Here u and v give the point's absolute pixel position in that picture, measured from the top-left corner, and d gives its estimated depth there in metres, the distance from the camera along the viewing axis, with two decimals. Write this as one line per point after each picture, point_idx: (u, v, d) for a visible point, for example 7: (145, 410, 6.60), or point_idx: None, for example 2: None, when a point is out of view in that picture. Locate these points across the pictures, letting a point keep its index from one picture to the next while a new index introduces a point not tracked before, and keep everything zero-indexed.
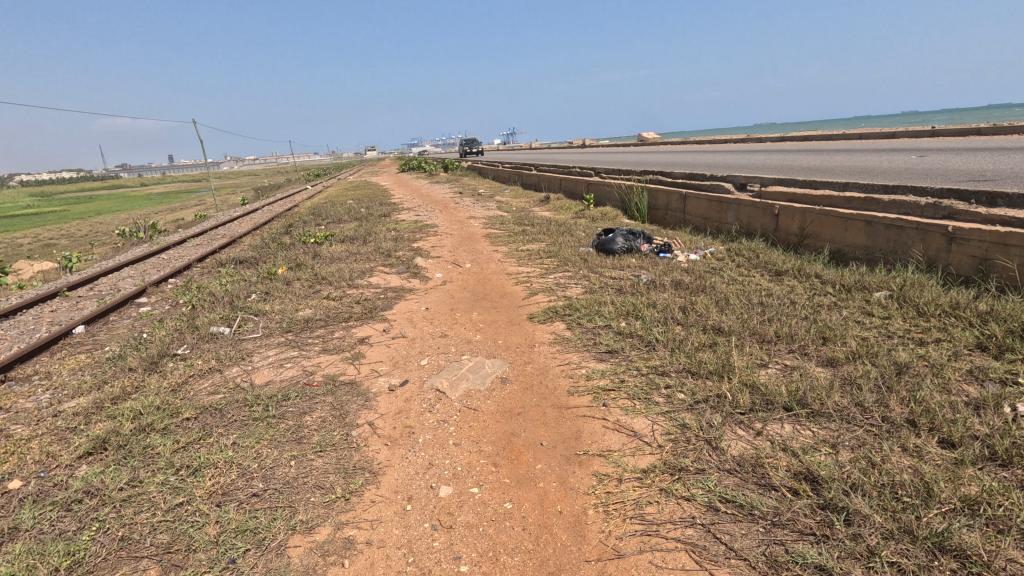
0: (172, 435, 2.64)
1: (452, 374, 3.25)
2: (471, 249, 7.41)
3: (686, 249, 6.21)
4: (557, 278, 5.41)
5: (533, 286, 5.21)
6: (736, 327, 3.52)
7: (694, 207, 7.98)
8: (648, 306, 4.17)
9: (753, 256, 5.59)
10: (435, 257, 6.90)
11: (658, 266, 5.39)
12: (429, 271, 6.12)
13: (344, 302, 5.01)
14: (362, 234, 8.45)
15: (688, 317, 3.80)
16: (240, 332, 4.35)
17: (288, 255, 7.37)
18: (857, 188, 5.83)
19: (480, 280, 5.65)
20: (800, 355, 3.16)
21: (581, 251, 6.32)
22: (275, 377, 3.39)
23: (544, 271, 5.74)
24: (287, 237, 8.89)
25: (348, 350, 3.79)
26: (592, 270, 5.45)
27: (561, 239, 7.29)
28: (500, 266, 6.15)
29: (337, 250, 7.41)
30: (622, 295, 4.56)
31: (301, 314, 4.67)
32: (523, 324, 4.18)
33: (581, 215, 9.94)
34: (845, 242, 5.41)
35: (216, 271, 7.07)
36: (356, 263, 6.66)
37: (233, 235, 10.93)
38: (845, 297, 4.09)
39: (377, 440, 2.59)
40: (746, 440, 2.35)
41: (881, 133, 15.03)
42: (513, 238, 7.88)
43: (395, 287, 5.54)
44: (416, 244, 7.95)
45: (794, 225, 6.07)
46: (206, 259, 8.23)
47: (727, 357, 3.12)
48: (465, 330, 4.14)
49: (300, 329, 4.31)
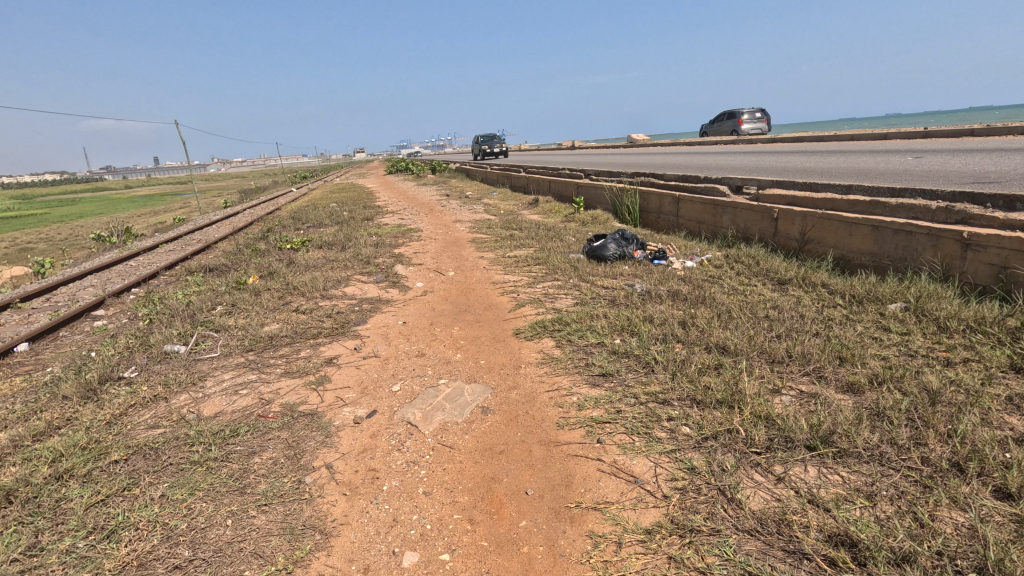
0: (92, 485, 2.24)
1: (426, 404, 2.87)
2: (455, 255, 7.05)
3: (681, 255, 5.88)
4: (546, 288, 5.05)
5: (520, 296, 4.86)
6: (743, 346, 3.18)
7: (687, 211, 7.67)
8: (645, 320, 3.83)
9: (753, 263, 5.27)
10: (417, 264, 6.52)
11: (653, 274, 5.06)
12: (410, 280, 5.74)
13: (315, 315, 4.62)
14: (341, 239, 8.06)
15: (689, 334, 3.46)
16: (196, 351, 3.94)
17: (261, 262, 6.95)
18: (860, 191, 5.54)
19: (464, 290, 5.28)
20: (817, 380, 2.83)
21: (571, 258, 5.97)
22: (228, 405, 3.00)
23: (531, 279, 5.38)
24: (263, 242, 8.45)
25: (313, 373, 3.41)
26: (583, 279, 5.11)
27: (551, 244, 6.94)
28: (485, 274, 5.79)
29: (314, 257, 7.01)
30: (616, 307, 4.21)
31: (266, 330, 4.28)
32: (508, 341, 3.81)
33: (570, 218, 9.61)
34: (850, 248, 5.11)
35: (184, 281, 6.64)
36: (331, 270, 6.27)
37: (207, 240, 10.46)
38: (856, 310, 3.78)
39: (335, 488, 2.22)
40: (766, 491, 2.00)
41: (872, 134, 14.88)
42: (500, 244, 7.52)
43: (372, 298, 5.15)
44: (397, 250, 7.55)
45: (795, 230, 5.77)
46: (175, 266, 7.78)
47: (736, 384, 2.77)
48: (444, 348, 3.77)
49: (263, 347, 3.92)
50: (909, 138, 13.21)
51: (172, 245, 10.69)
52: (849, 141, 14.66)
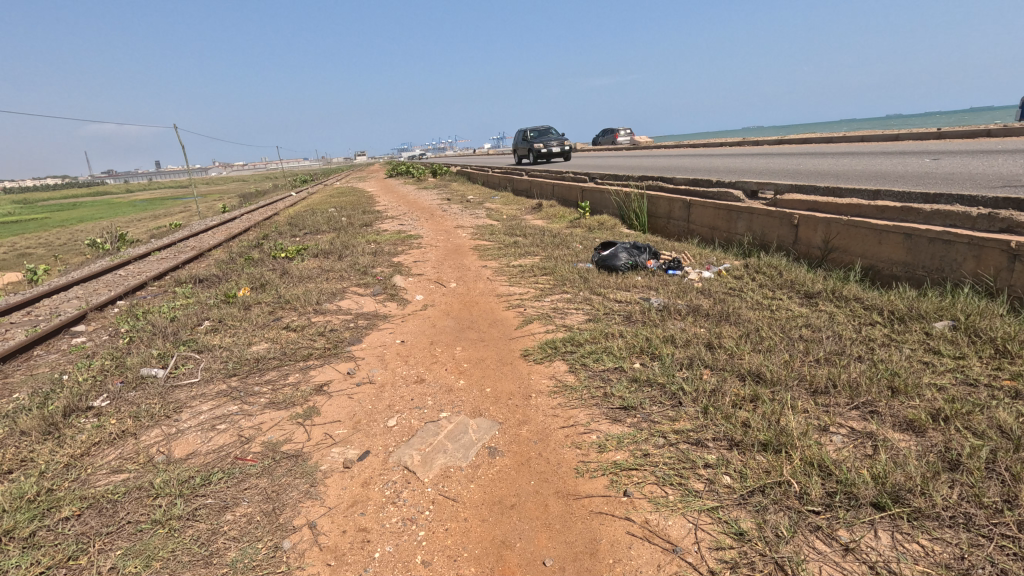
0: (33, 551, 1.91)
1: (426, 444, 2.53)
2: (457, 264, 6.71)
3: (697, 265, 5.55)
4: (555, 302, 4.71)
5: (528, 312, 4.51)
6: (781, 374, 2.84)
7: (699, 217, 7.34)
8: (666, 341, 3.49)
9: (775, 274, 4.94)
10: (416, 274, 6.19)
11: (670, 288, 4.71)
12: (408, 293, 5.41)
13: (307, 333, 4.28)
14: (338, 248, 7.73)
15: (718, 358, 3.11)
16: (175, 376, 3.61)
17: (253, 272, 6.63)
18: (888, 196, 5.20)
19: (467, 303, 4.94)
20: (870, 415, 2.49)
21: (580, 269, 5.63)
22: (203, 444, 2.66)
23: (538, 292, 5.04)
24: (257, 250, 8.12)
25: (301, 404, 3.07)
26: (594, 293, 4.77)
27: (558, 253, 6.59)
28: (489, 286, 5.44)
29: (308, 267, 6.68)
30: (633, 326, 3.87)
31: (253, 351, 3.94)
32: (516, 364, 3.48)
33: (576, 224, 9.27)
34: (880, 257, 4.78)
35: (172, 293, 6.31)
36: (326, 282, 5.94)
37: (201, 247, 10.13)
38: (898, 328, 3.44)
39: (318, 556, 1.88)
40: (834, 567, 1.67)
41: (883, 135, 14.49)
42: (504, 252, 7.18)
43: (369, 313, 4.80)
44: (397, 259, 7.21)
45: (818, 238, 5.43)
46: (164, 277, 7.45)
47: (779, 422, 2.44)
48: (445, 372, 3.43)
49: (248, 371, 3.58)
50: (922, 138, 12.85)
51: (164, 253, 10.35)
52: (859, 141, 14.29)
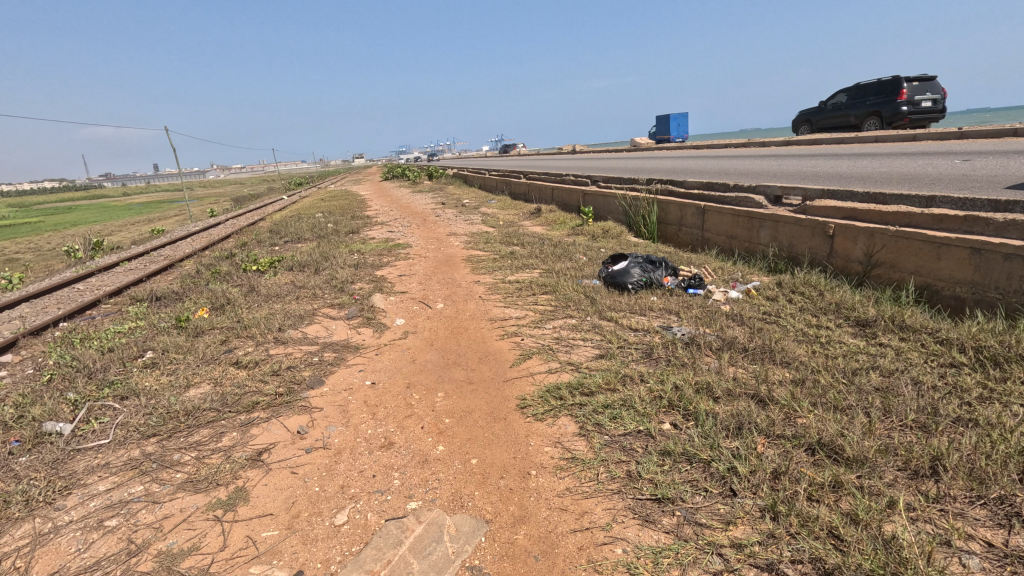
0: None
1: (382, 564, 1.81)
2: (446, 278, 5.99)
3: (721, 282, 4.82)
4: (559, 330, 3.98)
5: (526, 344, 3.79)
6: (866, 448, 2.11)
7: (716, 225, 6.65)
8: (701, 393, 2.76)
9: (816, 295, 4.21)
10: (399, 291, 5.47)
11: (694, 315, 3.99)
12: (388, 315, 4.69)
13: (258, 371, 3.54)
14: (317, 259, 6.99)
15: (774, 421, 2.39)
16: (83, 433, 2.86)
17: (217, 289, 5.89)
18: (944, 202, 4.49)
19: (454, 331, 4.20)
20: (1008, 522, 1.76)
21: (586, 287, 4.91)
22: (76, 557, 1.93)
23: (539, 316, 4.32)
24: (229, 262, 7.38)
25: (229, 482, 2.34)
26: (605, 320, 4.04)
27: (560, 266, 5.86)
28: (481, 307, 4.71)
29: (280, 283, 5.96)
30: (655, 368, 3.13)
31: (187, 398, 3.20)
32: (511, 419, 2.76)
33: (578, 231, 8.56)
34: (939, 275, 4.06)
35: (124, 314, 5.57)
36: (296, 301, 5.21)
37: (173, 257, 9.38)
38: (996, 374, 2.71)
39: None
40: None
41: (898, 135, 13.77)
42: (499, 264, 6.46)
43: (339, 344, 4.06)
44: (380, 273, 6.48)
45: (858, 250, 4.73)
46: (121, 293, 6.70)
47: (884, 536, 1.71)
48: (422, 431, 2.71)
49: (173, 428, 2.84)
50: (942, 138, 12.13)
51: (134, 264, 9.61)
52: (873, 141, 13.59)
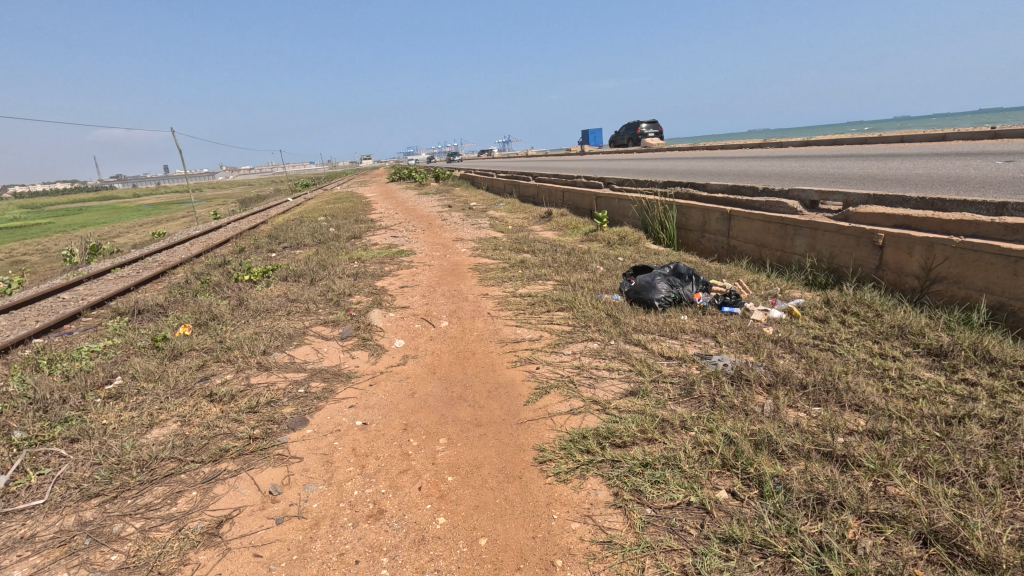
0: None
1: None
2: (451, 290, 5.52)
3: (759, 299, 4.31)
4: (579, 357, 3.49)
5: (542, 374, 3.29)
6: (1002, 545, 1.60)
7: (744, 232, 6.14)
8: (760, 448, 2.25)
9: (872, 315, 3.69)
10: (400, 305, 5.01)
11: (734, 342, 3.48)
12: (385, 334, 4.22)
13: (234, 406, 3.07)
14: (313, 268, 6.55)
15: (864, 497, 1.88)
16: (15, 490, 2.39)
17: (204, 302, 5.45)
18: (1015, 211, 3.95)
19: (460, 356, 3.71)
20: None
21: (607, 303, 4.42)
22: None
23: (555, 338, 3.83)
24: (221, 270, 6.95)
25: (174, 570, 1.86)
26: (632, 346, 3.55)
27: (576, 278, 5.37)
28: (491, 327, 4.22)
29: (271, 295, 5.51)
30: (698, 412, 2.63)
31: (146, 442, 2.72)
32: (529, 479, 2.27)
33: (592, 237, 8.07)
34: (1016, 294, 3.52)
35: (102, 330, 5.13)
36: (286, 317, 4.76)
37: (167, 264, 8.97)
38: None
39: None
40: None
41: (925, 135, 13.13)
42: (509, 274, 5.98)
43: (329, 372, 3.58)
44: (380, 283, 6.02)
45: (914, 264, 4.19)
46: (105, 304, 6.26)
47: None
48: (419, 493, 2.24)
49: (122, 486, 2.36)
50: (974, 138, 11.51)
51: (126, 270, 9.21)
52: (899, 142, 12.95)
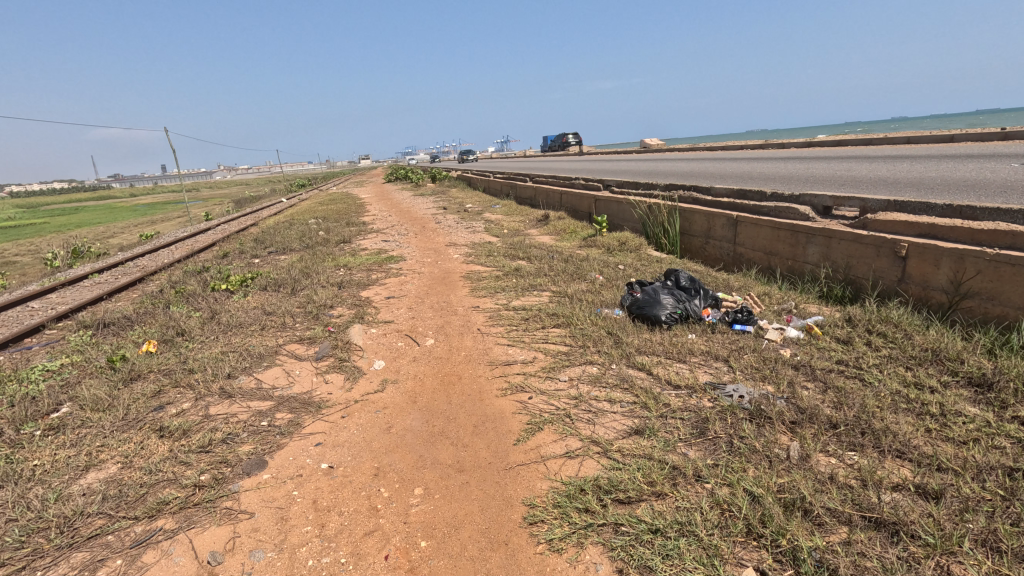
0: None
1: None
2: (440, 302, 5.15)
3: (773, 316, 3.95)
4: (577, 384, 3.13)
5: (535, 405, 2.94)
6: None
7: (751, 239, 5.78)
8: (791, 511, 1.90)
9: (901, 336, 3.33)
10: (383, 319, 4.65)
11: (750, 369, 3.12)
12: (364, 354, 3.86)
13: (184, 444, 2.70)
14: (295, 276, 6.17)
15: None
16: None
17: (174, 314, 5.07)
18: None
19: (444, 381, 3.35)
20: None
21: (607, 319, 4.06)
22: None
23: (550, 361, 3.46)
24: (199, 278, 6.57)
25: None
26: (635, 373, 3.19)
27: (573, 290, 5.01)
28: (480, 346, 3.85)
29: (247, 307, 5.14)
30: (714, 458, 2.28)
31: (76, 491, 2.35)
32: (517, 547, 1.91)
33: (591, 243, 7.71)
34: None
35: (61, 346, 4.74)
36: (259, 333, 4.39)
37: (147, 269, 8.58)
38: None
39: None
40: None
41: (933, 136, 12.78)
42: (502, 284, 5.62)
43: (298, 400, 3.21)
44: (365, 293, 5.66)
45: (942, 277, 3.84)
46: (71, 315, 5.88)
47: None
48: (386, 565, 1.88)
49: (35, 553, 2.00)
50: (984, 140, 11.17)
51: (103, 276, 8.81)
52: (905, 144, 12.61)
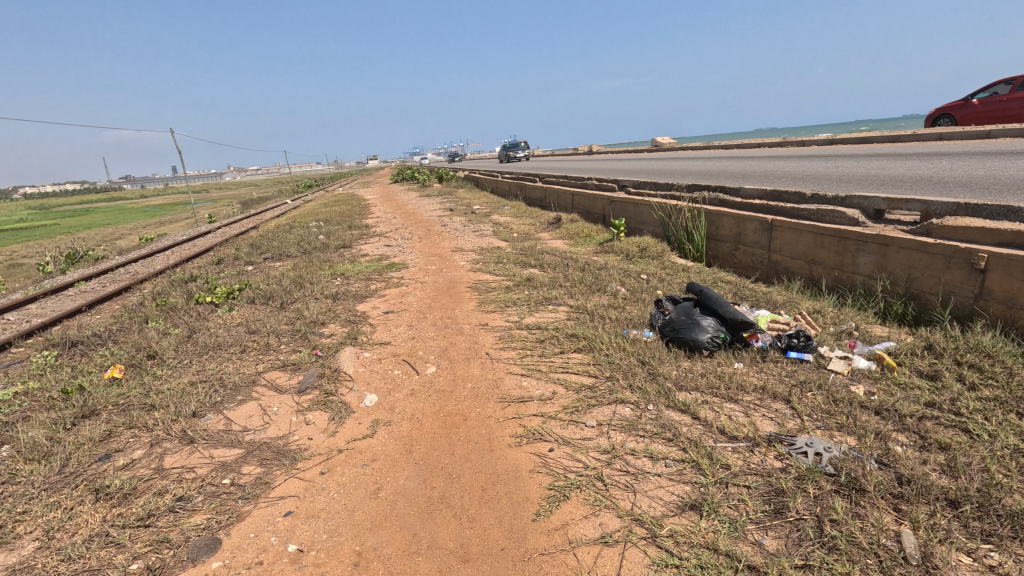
0: None
1: None
2: (443, 319, 4.60)
3: (833, 340, 3.36)
4: (608, 431, 2.56)
5: (557, 461, 2.38)
6: None
7: (790, 245, 5.19)
8: None
9: (1001, 369, 2.73)
10: (379, 340, 4.10)
11: (820, 415, 2.54)
12: (354, 385, 3.32)
13: (122, 513, 2.17)
14: (287, 287, 5.65)
15: None
16: None
17: (148, 332, 4.54)
18: None
19: (447, 424, 2.80)
20: None
21: (637, 343, 3.48)
22: None
23: (574, 398, 2.90)
24: (183, 288, 6.06)
25: None
26: (678, 417, 2.63)
27: (594, 306, 4.43)
28: (489, 376, 3.30)
29: (230, 325, 4.61)
30: (804, 554, 1.71)
31: None
32: None
33: (608, 249, 7.14)
34: None
35: (20, 370, 4.22)
36: (239, 357, 3.87)
37: (136, 276, 8.09)
38: None
39: None
40: None
41: (967, 130, 12.07)
42: (513, 297, 5.05)
43: (270, 448, 2.66)
44: (361, 307, 5.12)
45: None
46: (41, 331, 5.36)
47: None
48: None
49: None
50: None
51: (91, 284, 8.33)
52: (936, 141, 11.91)
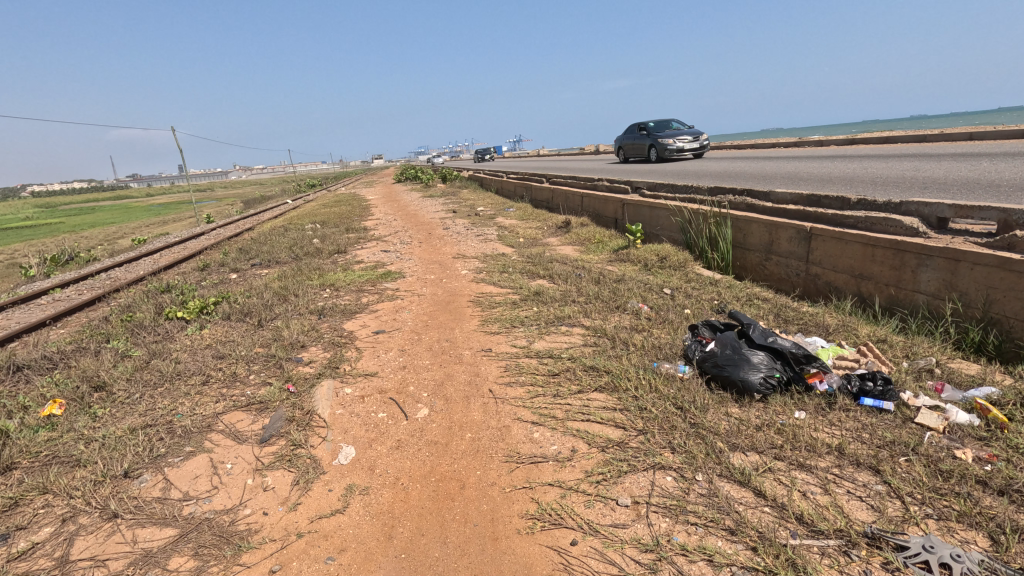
0: None
1: None
2: (440, 342, 4.00)
3: (917, 383, 2.74)
4: (648, 515, 1.96)
5: (583, 563, 1.78)
6: None
7: (834, 257, 4.57)
8: None
9: None
10: (363, 368, 3.50)
11: (929, 497, 1.93)
12: (329, 434, 2.72)
13: None
14: (269, 300, 5.07)
15: None
16: None
17: (102, 355, 3.97)
18: None
19: (439, 494, 2.21)
20: None
21: (674, 384, 2.86)
22: None
23: (601, 462, 2.29)
24: (156, 299, 5.50)
25: None
26: (739, 494, 2.02)
27: (615, 328, 3.81)
28: (493, 424, 2.70)
29: (197, 347, 4.03)
30: None
31: None
32: None
33: (623, 257, 6.53)
34: None
35: None
36: (198, 392, 3.28)
37: (114, 283, 7.54)
38: None
39: None
40: None
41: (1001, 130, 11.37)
42: (521, 315, 4.44)
43: (211, 529, 2.07)
44: (348, 326, 4.53)
45: None
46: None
47: None
48: None
49: None
50: None
51: (68, 292, 7.77)
52: (966, 141, 11.23)
